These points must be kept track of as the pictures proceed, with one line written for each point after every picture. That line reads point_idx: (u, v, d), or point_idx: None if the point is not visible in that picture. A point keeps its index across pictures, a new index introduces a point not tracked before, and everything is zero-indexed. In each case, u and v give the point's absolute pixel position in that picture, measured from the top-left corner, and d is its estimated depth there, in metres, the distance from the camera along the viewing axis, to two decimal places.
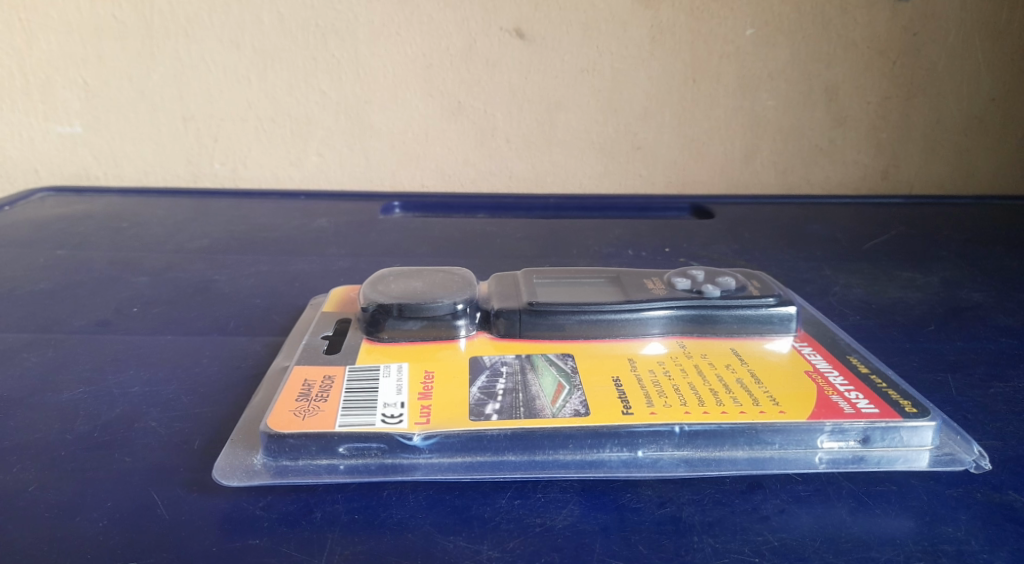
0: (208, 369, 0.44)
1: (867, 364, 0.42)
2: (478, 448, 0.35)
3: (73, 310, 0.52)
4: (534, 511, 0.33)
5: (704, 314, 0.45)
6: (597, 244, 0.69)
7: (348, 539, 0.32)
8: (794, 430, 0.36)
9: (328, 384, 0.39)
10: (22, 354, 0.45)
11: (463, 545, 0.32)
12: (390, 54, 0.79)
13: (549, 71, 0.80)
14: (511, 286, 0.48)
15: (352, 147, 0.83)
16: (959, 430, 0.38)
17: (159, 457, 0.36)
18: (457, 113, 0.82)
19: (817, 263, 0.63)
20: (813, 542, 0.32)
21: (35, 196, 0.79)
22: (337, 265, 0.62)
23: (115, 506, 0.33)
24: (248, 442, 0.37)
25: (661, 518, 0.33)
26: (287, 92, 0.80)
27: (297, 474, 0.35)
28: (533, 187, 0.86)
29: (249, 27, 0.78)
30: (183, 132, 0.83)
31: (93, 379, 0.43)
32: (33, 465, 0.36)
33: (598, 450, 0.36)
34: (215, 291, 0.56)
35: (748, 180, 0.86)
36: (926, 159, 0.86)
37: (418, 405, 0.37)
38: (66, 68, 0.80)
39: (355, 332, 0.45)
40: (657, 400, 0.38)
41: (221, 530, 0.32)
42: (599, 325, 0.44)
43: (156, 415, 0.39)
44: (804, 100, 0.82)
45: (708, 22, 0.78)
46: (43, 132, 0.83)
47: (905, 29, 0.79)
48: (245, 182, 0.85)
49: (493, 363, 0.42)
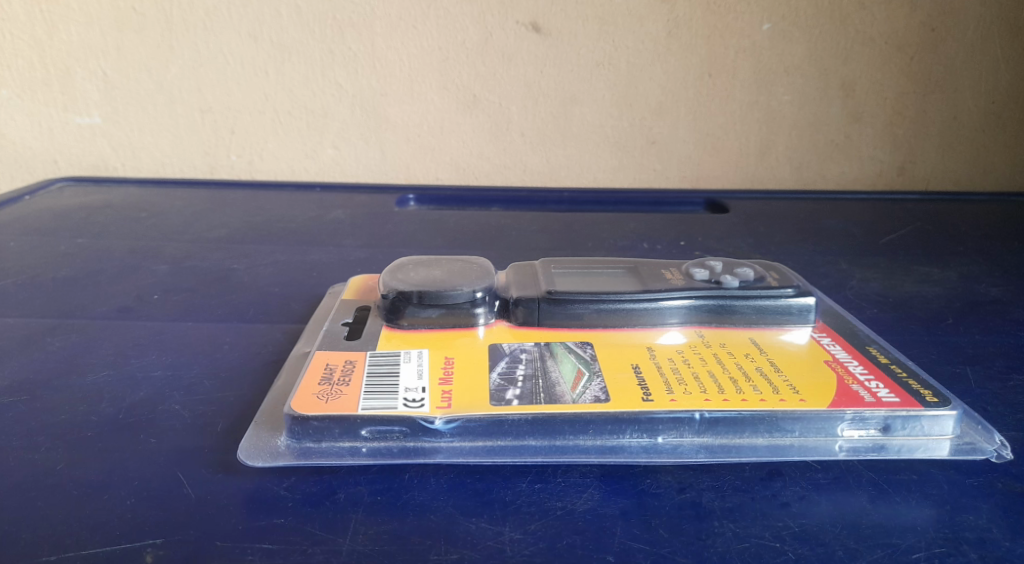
0: (229, 354, 0.45)
1: (886, 355, 0.42)
2: (499, 432, 0.36)
3: (94, 297, 0.53)
4: (555, 495, 0.34)
5: (723, 304, 0.45)
6: (612, 237, 0.69)
7: (371, 519, 0.32)
8: (814, 418, 0.36)
9: (349, 369, 0.39)
10: (45, 339, 0.46)
11: (485, 526, 0.32)
12: (405, 47, 0.79)
13: (564, 66, 0.80)
14: (529, 276, 0.48)
15: (368, 140, 0.84)
16: (979, 420, 0.38)
17: (183, 439, 0.37)
18: (472, 107, 0.82)
19: (833, 257, 0.63)
20: (833, 528, 0.32)
21: (55, 185, 0.80)
22: (354, 256, 0.63)
23: (142, 485, 0.34)
24: (272, 425, 0.37)
25: (681, 504, 0.33)
26: (304, 85, 0.81)
27: (320, 456, 0.35)
28: (547, 181, 0.86)
29: (267, 20, 0.78)
30: (200, 124, 0.83)
31: (116, 363, 0.43)
32: (60, 446, 0.36)
33: (618, 436, 0.36)
34: (234, 280, 0.57)
35: (763, 175, 0.86)
36: (942, 154, 0.85)
37: (440, 391, 0.38)
38: (86, 59, 0.81)
39: (375, 320, 0.45)
40: (676, 387, 0.38)
41: (246, 510, 0.33)
42: (618, 314, 0.44)
43: (179, 399, 0.40)
44: (819, 95, 0.82)
45: (725, 16, 0.78)
46: (63, 123, 0.84)
47: (923, 25, 0.79)
48: (261, 174, 0.85)
49: (512, 350, 0.42)
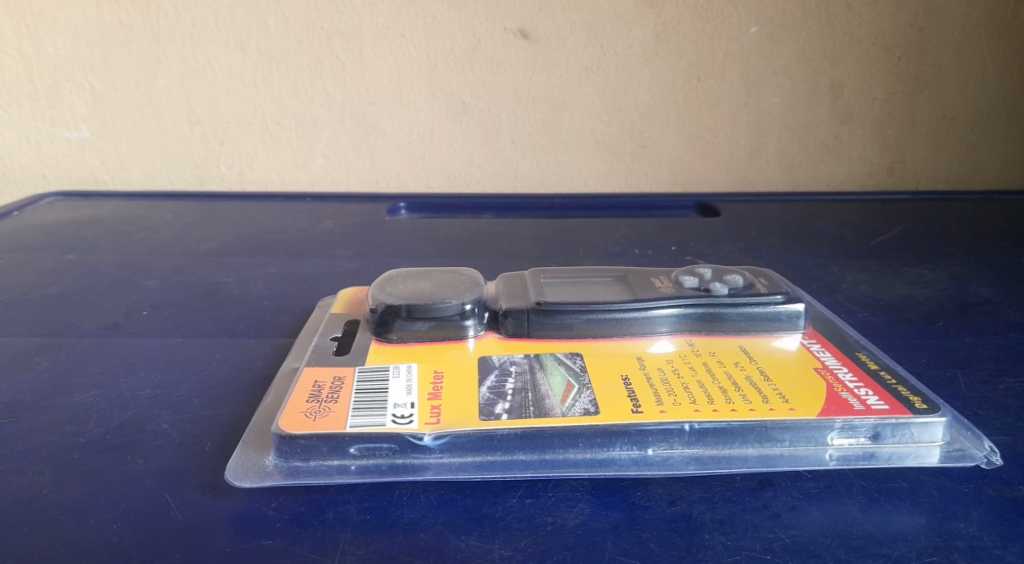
0: (218, 371, 0.44)
1: (876, 361, 0.42)
2: (488, 447, 0.36)
3: (83, 314, 0.52)
4: (545, 510, 0.33)
5: (713, 312, 0.45)
6: (603, 243, 0.69)
7: (360, 539, 0.32)
8: (804, 428, 0.36)
9: (338, 385, 0.39)
10: (33, 358, 0.46)
11: (475, 543, 0.32)
12: (393, 55, 0.79)
13: (553, 72, 0.80)
14: (519, 286, 0.48)
15: (356, 148, 0.83)
16: (969, 426, 0.38)
17: (170, 460, 0.36)
18: (462, 114, 0.82)
19: (824, 260, 0.63)
20: (825, 538, 0.32)
21: (43, 200, 0.80)
22: (344, 267, 0.62)
23: (130, 507, 0.34)
24: (260, 444, 0.37)
25: (672, 516, 0.33)
26: (292, 94, 0.81)
27: (308, 475, 0.35)
28: (539, 187, 0.86)
29: (255, 30, 0.78)
30: (189, 136, 0.83)
31: (104, 382, 0.43)
32: (47, 468, 0.36)
33: (608, 449, 0.36)
34: (224, 293, 0.57)
35: (754, 177, 0.86)
36: (931, 153, 0.85)
37: (428, 406, 0.38)
38: (73, 73, 0.80)
39: (364, 333, 0.45)
40: (666, 398, 0.38)
41: (234, 531, 0.32)
42: (607, 324, 0.44)
43: (168, 418, 0.39)
44: (808, 97, 0.82)
45: (712, 20, 0.78)
46: (51, 137, 0.83)
47: (910, 25, 0.79)
48: (251, 184, 0.85)
49: (501, 363, 0.42)
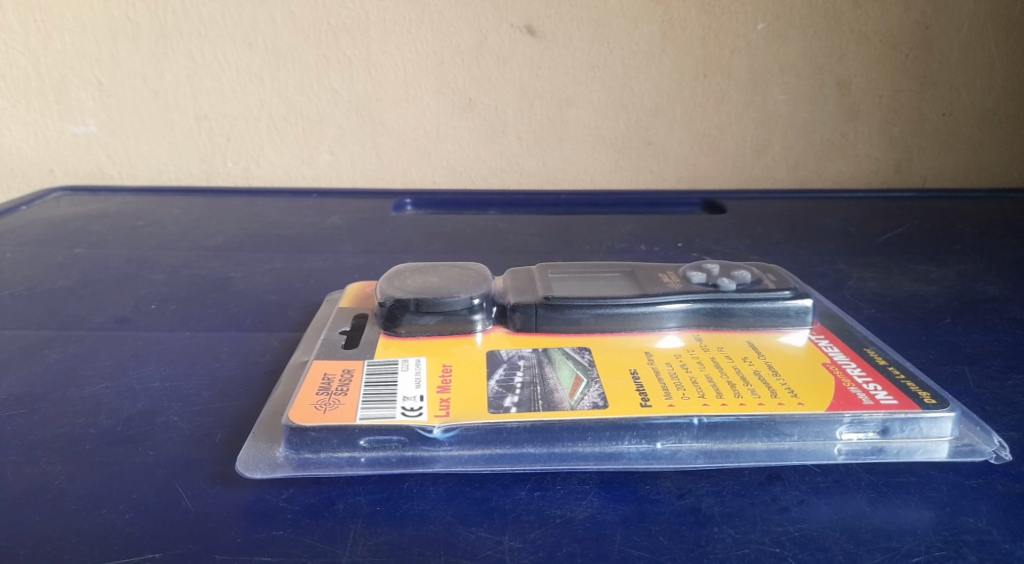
0: (227, 364, 0.45)
1: (884, 357, 0.42)
2: (498, 440, 0.36)
3: (93, 308, 0.53)
4: (554, 502, 0.34)
5: (721, 307, 0.45)
6: (609, 239, 0.69)
7: (370, 530, 0.32)
8: (813, 422, 0.36)
9: (347, 378, 0.39)
10: (42, 351, 0.46)
11: (484, 535, 0.32)
12: (400, 52, 0.79)
13: (560, 68, 0.80)
14: (526, 281, 0.48)
15: (362, 145, 0.84)
16: (979, 421, 0.38)
17: (181, 451, 0.37)
18: (468, 111, 0.82)
19: (830, 257, 0.63)
20: (833, 532, 0.32)
21: (51, 195, 0.80)
22: (350, 262, 0.62)
23: (141, 498, 0.34)
24: (270, 436, 0.37)
25: (680, 509, 0.33)
26: (299, 90, 0.81)
27: (319, 467, 0.35)
28: (545, 183, 0.86)
29: (262, 26, 0.78)
30: (196, 131, 0.83)
31: (114, 374, 0.43)
32: (57, 459, 0.36)
33: (617, 442, 0.36)
34: (232, 288, 0.57)
35: (760, 175, 0.86)
36: (938, 151, 0.85)
37: (438, 399, 0.38)
38: (80, 68, 0.81)
39: (372, 327, 0.45)
40: (675, 393, 0.38)
41: (245, 522, 0.33)
42: (615, 319, 0.44)
43: (177, 410, 0.40)
44: (815, 94, 0.82)
45: (719, 17, 0.78)
46: (58, 131, 0.83)
47: (917, 22, 0.79)
48: (257, 180, 0.85)
49: (510, 357, 0.42)
